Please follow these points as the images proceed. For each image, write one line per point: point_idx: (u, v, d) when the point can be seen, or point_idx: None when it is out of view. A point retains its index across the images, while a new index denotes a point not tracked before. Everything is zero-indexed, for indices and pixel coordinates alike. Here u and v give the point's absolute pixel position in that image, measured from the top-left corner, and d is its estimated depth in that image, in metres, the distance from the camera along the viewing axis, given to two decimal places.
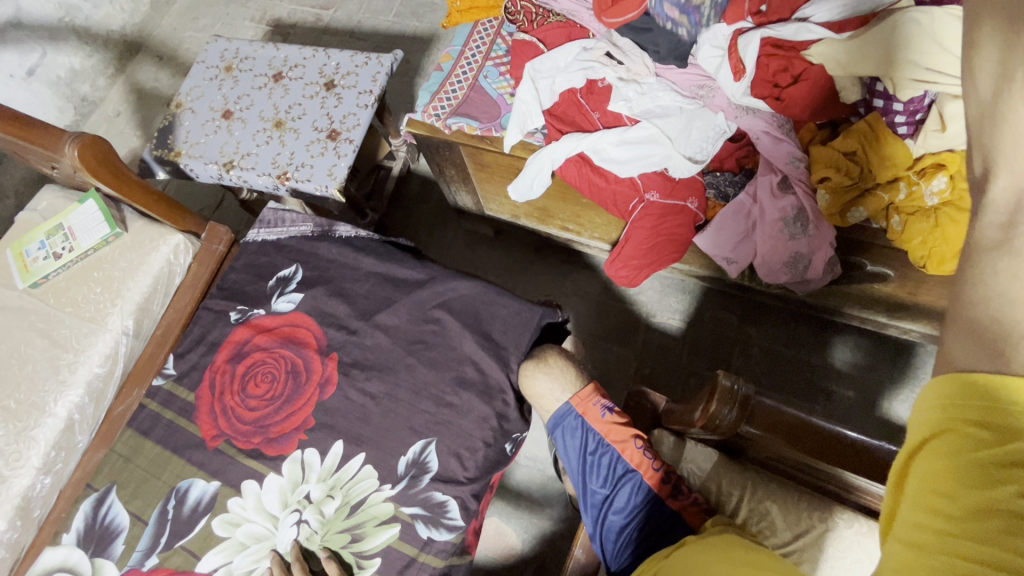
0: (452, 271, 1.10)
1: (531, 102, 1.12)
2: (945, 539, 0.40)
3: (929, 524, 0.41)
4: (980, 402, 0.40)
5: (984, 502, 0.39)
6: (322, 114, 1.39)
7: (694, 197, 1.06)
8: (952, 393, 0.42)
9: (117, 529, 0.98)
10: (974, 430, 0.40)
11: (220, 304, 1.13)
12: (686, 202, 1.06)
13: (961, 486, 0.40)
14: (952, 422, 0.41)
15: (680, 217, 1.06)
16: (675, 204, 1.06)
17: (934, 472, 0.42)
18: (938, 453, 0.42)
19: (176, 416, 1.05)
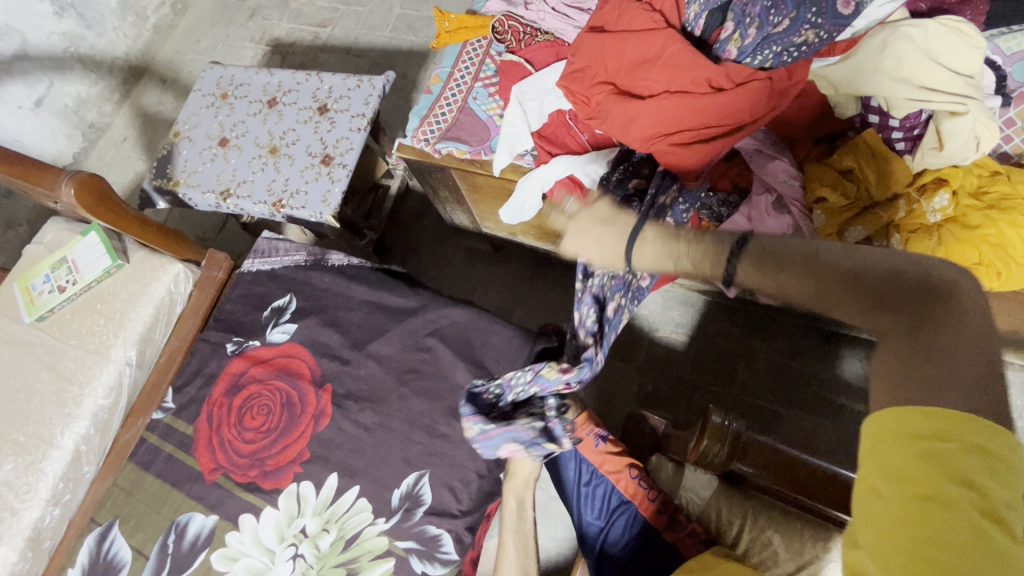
0: (445, 298, 1.10)
1: (518, 125, 1.12)
2: (910, 533, 0.43)
3: (893, 508, 0.44)
4: (940, 420, 0.45)
5: (940, 499, 0.43)
6: (316, 139, 1.39)
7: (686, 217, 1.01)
8: (933, 414, 0.46)
9: (120, 563, 1.00)
10: (938, 444, 0.45)
11: (217, 335, 1.14)
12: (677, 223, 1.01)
13: (928, 485, 0.43)
14: (929, 432, 0.45)
15: None
16: None
17: (905, 473, 0.45)
18: (896, 440, 0.47)
19: (175, 449, 1.06)
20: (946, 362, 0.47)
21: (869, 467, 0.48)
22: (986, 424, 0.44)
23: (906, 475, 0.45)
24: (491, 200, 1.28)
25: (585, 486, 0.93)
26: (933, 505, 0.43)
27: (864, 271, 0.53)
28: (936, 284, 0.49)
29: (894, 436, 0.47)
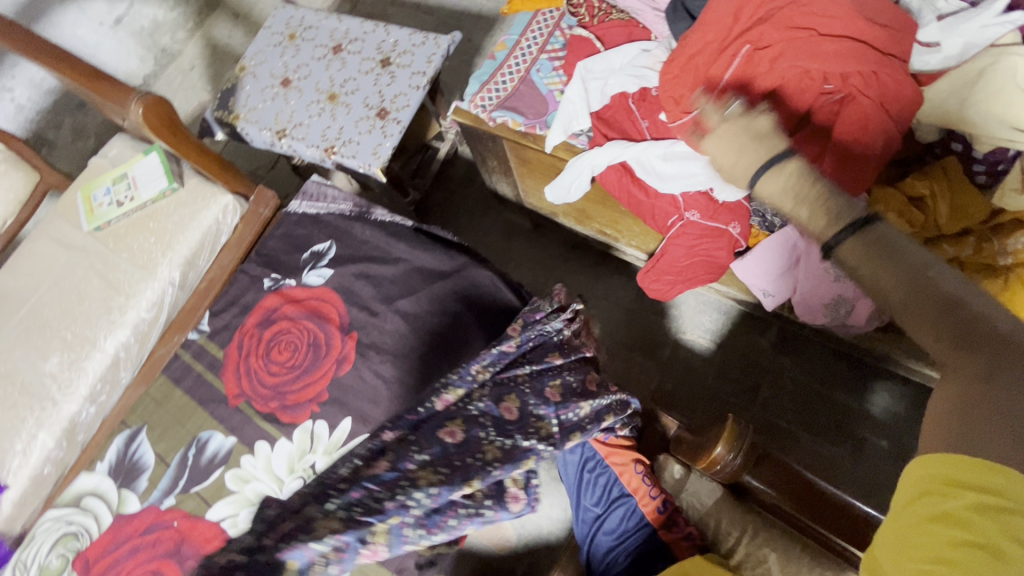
0: (478, 267, 1.10)
1: (578, 102, 1.08)
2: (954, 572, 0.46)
3: (931, 545, 0.48)
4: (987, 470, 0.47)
5: (972, 542, 0.46)
6: (375, 93, 1.40)
7: (737, 222, 1.00)
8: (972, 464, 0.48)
9: (144, 466, 1.07)
10: (979, 492, 0.47)
11: (256, 269, 1.18)
12: (728, 226, 1.00)
13: (981, 535, 0.46)
14: (983, 484, 0.47)
15: (719, 241, 1.02)
16: (716, 227, 1.01)
17: (945, 518, 0.48)
18: (937, 484, 0.50)
19: (206, 370, 1.12)
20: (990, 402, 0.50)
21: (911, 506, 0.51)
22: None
23: (953, 519, 0.48)
24: (538, 176, 1.26)
25: (587, 473, 0.93)
26: (980, 551, 0.46)
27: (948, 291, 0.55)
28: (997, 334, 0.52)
29: (938, 480, 0.50)
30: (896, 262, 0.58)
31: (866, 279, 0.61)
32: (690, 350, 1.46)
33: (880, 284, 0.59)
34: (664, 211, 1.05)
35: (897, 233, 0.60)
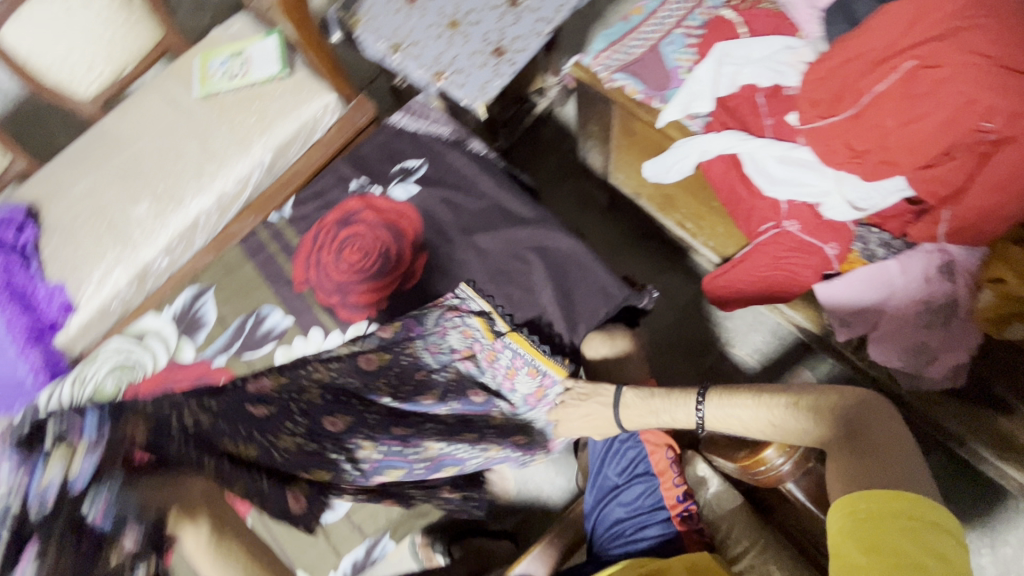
0: (559, 222, 1.09)
1: (705, 84, 1.05)
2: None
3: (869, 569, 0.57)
4: (900, 504, 0.59)
5: (900, 557, 0.56)
6: (495, 31, 1.38)
7: (836, 243, 0.97)
8: (889, 497, 0.60)
9: (203, 323, 1.13)
10: (898, 518, 0.58)
11: (346, 170, 1.21)
12: (825, 244, 0.98)
13: (902, 553, 0.56)
14: (894, 510, 0.59)
15: (809, 259, 0.99)
16: (812, 243, 0.99)
17: (874, 536, 0.58)
18: (861, 518, 0.60)
19: (279, 251, 1.17)
20: (887, 462, 0.64)
21: (847, 546, 0.60)
22: (930, 503, 0.59)
23: (889, 545, 0.57)
24: (637, 149, 1.24)
25: (618, 443, 0.95)
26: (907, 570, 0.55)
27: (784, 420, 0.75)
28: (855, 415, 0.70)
29: (862, 516, 0.60)
30: (739, 419, 0.79)
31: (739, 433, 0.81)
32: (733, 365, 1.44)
33: (747, 428, 0.79)
34: (760, 216, 1.02)
35: (721, 390, 0.82)
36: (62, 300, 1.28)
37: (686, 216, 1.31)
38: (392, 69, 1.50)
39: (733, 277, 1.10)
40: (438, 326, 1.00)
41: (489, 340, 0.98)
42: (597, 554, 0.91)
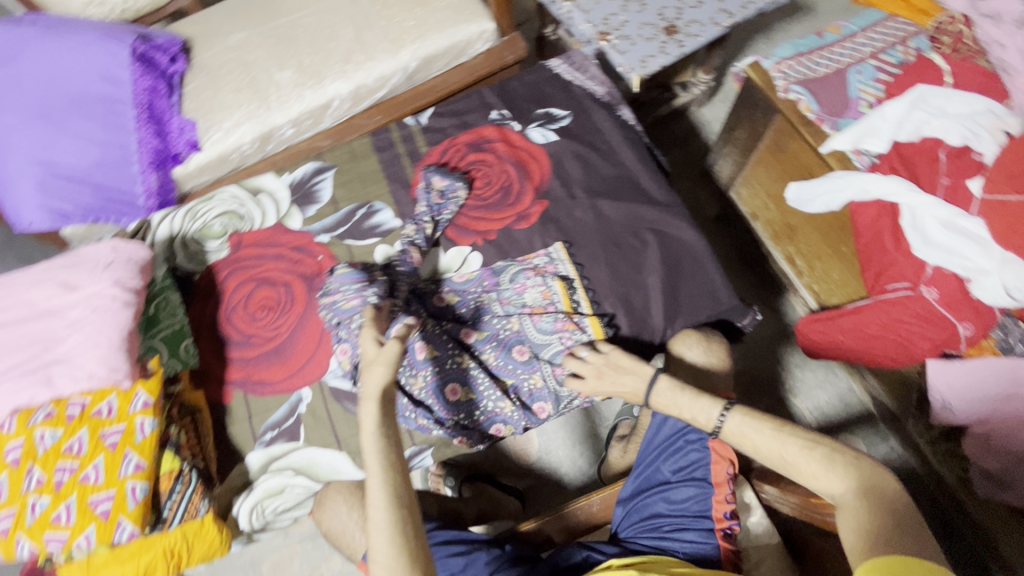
0: (686, 214, 1.07)
1: (889, 123, 1.01)
2: None
3: None
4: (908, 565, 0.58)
5: None
6: (673, 7, 1.33)
7: (972, 324, 0.93)
8: (899, 559, 0.59)
9: (316, 199, 1.16)
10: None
11: (492, 98, 1.21)
12: (959, 322, 0.94)
13: None
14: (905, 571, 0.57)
15: (936, 332, 0.96)
16: (946, 317, 0.95)
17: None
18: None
19: (405, 154, 1.18)
20: (901, 532, 0.63)
21: None
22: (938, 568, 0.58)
23: None
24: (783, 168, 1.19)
25: (683, 442, 0.92)
26: None
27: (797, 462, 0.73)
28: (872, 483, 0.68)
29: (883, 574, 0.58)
30: (755, 439, 0.77)
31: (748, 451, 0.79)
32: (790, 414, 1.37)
33: (761, 451, 0.77)
34: (893, 274, 1.00)
35: (744, 409, 0.80)
36: (189, 137, 1.32)
37: (801, 251, 1.25)
38: (555, 16, 1.46)
39: (838, 328, 1.08)
40: (518, 282, 1.02)
41: (567, 313, 0.99)
42: (625, 541, 0.91)
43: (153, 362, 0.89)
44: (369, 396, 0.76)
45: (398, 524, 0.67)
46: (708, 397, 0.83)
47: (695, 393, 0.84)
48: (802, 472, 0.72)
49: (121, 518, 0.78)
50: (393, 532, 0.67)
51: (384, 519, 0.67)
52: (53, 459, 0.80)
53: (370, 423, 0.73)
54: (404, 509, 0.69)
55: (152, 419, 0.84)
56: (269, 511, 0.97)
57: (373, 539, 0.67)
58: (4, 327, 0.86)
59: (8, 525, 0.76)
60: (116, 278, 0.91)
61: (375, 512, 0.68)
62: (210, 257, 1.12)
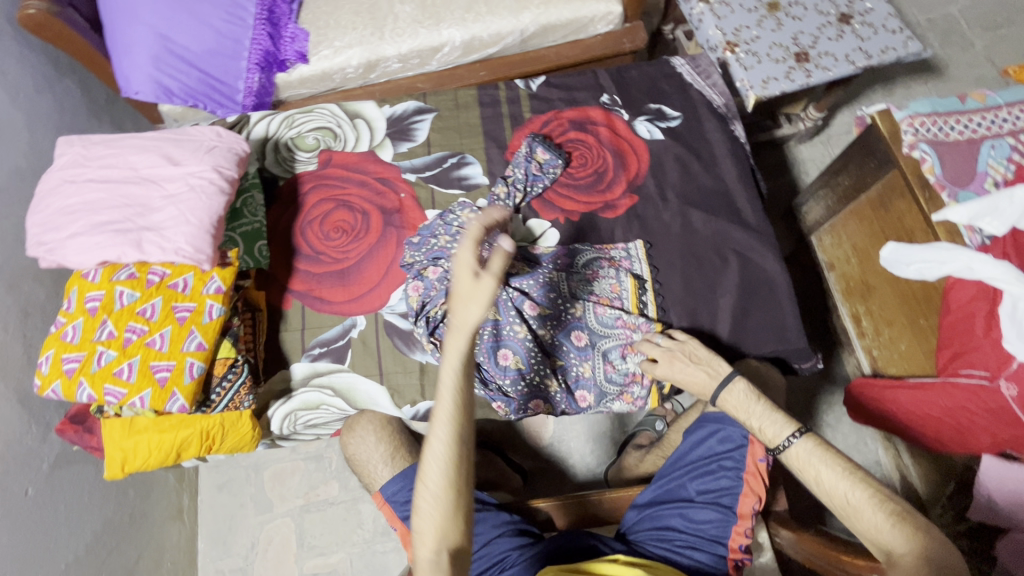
0: (774, 245, 1.04)
1: (1017, 205, 0.91)
2: None
3: None
4: None
5: None
6: (810, 34, 1.25)
7: None
8: None
9: (411, 137, 1.16)
10: None
11: (606, 82, 1.20)
12: None
13: None
14: None
15: (1000, 430, 0.92)
16: (1016, 419, 0.90)
17: None
18: None
19: (507, 116, 1.18)
20: None
21: None
22: None
23: None
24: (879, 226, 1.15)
25: (715, 465, 0.91)
26: None
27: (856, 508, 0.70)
28: (939, 559, 0.63)
29: None
30: (819, 475, 0.73)
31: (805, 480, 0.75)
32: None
33: (820, 485, 0.73)
34: (970, 360, 0.96)
35: (819, 441, 0.75)
36: (299, 47, 1.33)
37: (871, 312, 1.23)
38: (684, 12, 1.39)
39: (892, 398, 1.07)
40: (592, 268, 1.03)
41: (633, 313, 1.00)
42: (629, 537, 0.93)
43: (233, 252, 0.91)
44: (460, 330, 0.63)
45: (453, 459, 0.65)
46: (781, 417, 0.80)
47: (767, 408, 0.82)
48: (857, 522, 0.69)
49: (175, 389, 0.82)
50: (445, 466, 0.64)
51: (443, 454, 0.65)
52: (125, 318, 0.83)
53: (455, 355, 0.64)
54: (463, 447, 0.66)
55: (221, 305, 0.87)
56: (300, 422, 1.01)
57: (428, 465, 0.65)
58: (105, 184, 0.88)
59: (74, 368, 0.80)
60: (216, 164, 0.93)
61: (435, 445, 0.65)
62: (298, 167, 1.13)
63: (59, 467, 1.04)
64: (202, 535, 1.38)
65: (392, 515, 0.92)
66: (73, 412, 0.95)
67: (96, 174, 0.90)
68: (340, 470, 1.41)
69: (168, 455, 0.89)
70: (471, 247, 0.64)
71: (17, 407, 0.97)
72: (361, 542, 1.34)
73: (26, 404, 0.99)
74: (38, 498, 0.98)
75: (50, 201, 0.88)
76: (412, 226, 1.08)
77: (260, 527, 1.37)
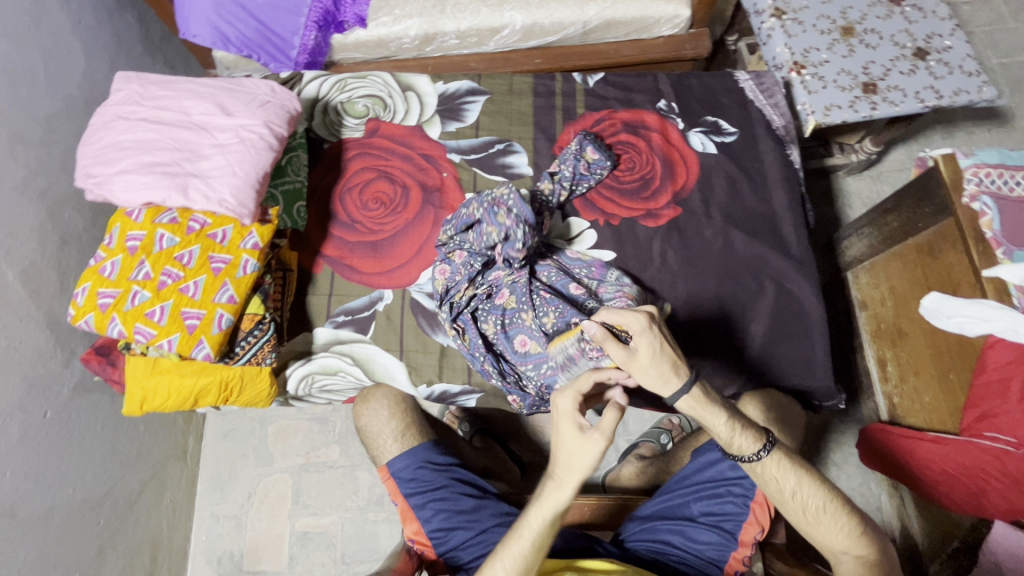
0: (814, 278, 1.02)
1: None
2: None
3: None
4: None
5: None
6: (881, 65, 1.15)
7: None
8: None
9: (460, 118, 1.15)
10: None
11: (666, 87, 1.17)
12: None
13: None
14: None
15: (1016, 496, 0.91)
16: None
17: None
18: None
19: (560, 109, 1.16)
20: None
21: None
22: None
23: None
24: (924, 273, 1.11)
25: (724, 490, 0.91)
26: None
27: (824, 517, 0.75)
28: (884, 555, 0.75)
29: None
30: (795, 486, 0.76)
31: (772, 490, 0.77)
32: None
33: (792, 497, 0.76)
34: (998, 424, 0.94)
35: (790, 453, 0.77)
36: (359, 11, 1.31)
37: (898, 359, 1.19)
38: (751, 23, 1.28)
39: (910, 451, 1.05)
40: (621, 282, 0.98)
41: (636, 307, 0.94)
42: (624, 543, 0.93)
43: (274, 211, 0.91)
44: (556, 480, 0.71)
45: None
46: (756, 428, 0.75)
47: (741, 417, 0.75)
48: (823, 529, 0.75)
49: (203, 338, 0.83)
50: None
51: None
52: (163, 261, 0.84)
53: (548, 508, 0.71)
54: (538, 554, 0.72)
55: (256, 261, 0.87)
56: (317, 385, 1.02)
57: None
58: (157, 124, 0.89)
59: (108, 303, 0.81)
60: (267, 119, 0.92)
61: (496, 570, 0.72)
62: (345, 133, 1.13)
63: (77, 393, 1.06)
64: (202, 478, 1.41)
65: (396, 490, 0.95)
66: (99, 344, 0.97)
67: (150, 114, 0.90)
68: (343, 435, 1.42)
69: (187, 400, 0.90)
70: (573, 401, 0.69)
71: (46, 331, 0.99)
72: (354, 508, 1.36)
73: (54, 329, 1.01)
74: (55, 421, 1.01)
75: (103, 134, 0.89)
76: (450, 207, 1.07)
77: (258, 479, 1.39)
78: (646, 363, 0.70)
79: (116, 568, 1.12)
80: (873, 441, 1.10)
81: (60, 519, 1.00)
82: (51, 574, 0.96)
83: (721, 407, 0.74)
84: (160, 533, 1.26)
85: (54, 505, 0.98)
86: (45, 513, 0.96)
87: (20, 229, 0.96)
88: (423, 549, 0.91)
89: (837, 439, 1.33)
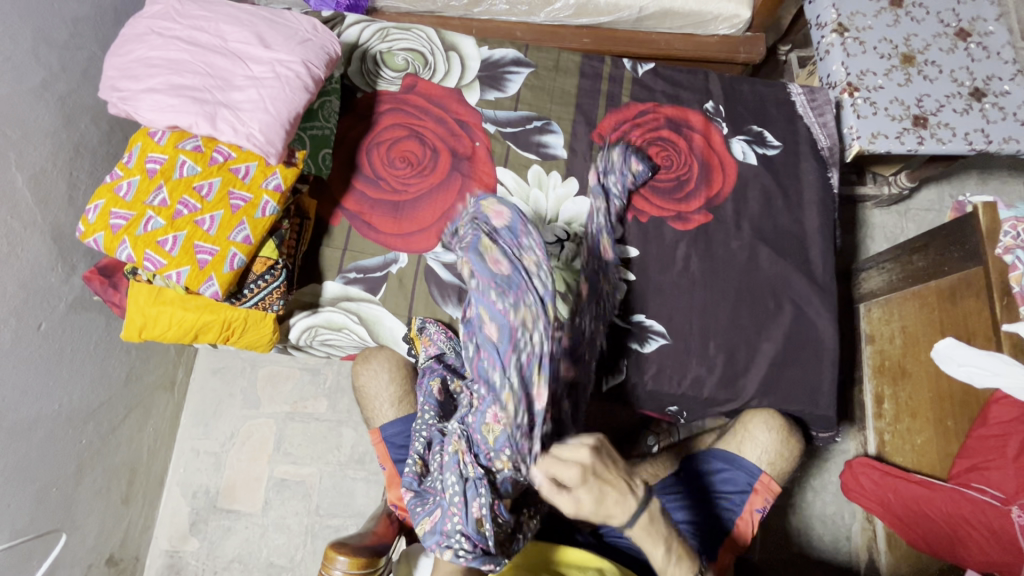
0: (833, 304, 1.01)
1: None
2: None
3: None
4: None
5: None
6: (936, 100, 1.10)
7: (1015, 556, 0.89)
8: None
9: (501, 87, 1.11)
10: None
11: (716, 89, 1.14)
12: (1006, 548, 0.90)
13: None
14: None
15: (975, 542, 0.93)
16: (990, 533, 0.91)
17: None
18: None
19: (604, 94, 1.12)
20: None
21: None
22: None
23: None
24: (939, 316, 1.09)
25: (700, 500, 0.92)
26: None
27: None
28: None
29: None
30: None
31: None
32: (775, 532, 1.28)
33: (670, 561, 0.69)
34: (988, 476, 0.94)
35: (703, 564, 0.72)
36: None
37: (896, 398, 1.19)
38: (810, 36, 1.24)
39: (894, 488, 1.06)
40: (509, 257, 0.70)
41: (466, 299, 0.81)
42: (602, 535, 0.92)
43: (300, 154, 0.88)
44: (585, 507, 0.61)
45: None
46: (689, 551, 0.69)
47: (681, 542, 0.68)
48: None
49: (213, 275, 0.80)
50: None
51: None
52: (181, 189, 0.82)
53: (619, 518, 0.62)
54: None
55: (275, 204, 0.84)
56: (319, 338, 1.01)
57: None
58: (191, 46, 0.85)
59: (120, 225, 0.79)
60: (306, 59, 0.88)
61: None
62: (380, 84, 1.09)
63: (74, 310, 1.04)
64: (185, 411, 1.40)
65: (385, 455, 0.93)
66: (103, 264, 0.94)
67: (185, 33, 0.86)
68: (332, 389, 1.41)
69: (186, 333, 0.88)
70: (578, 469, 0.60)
71: (50, 244, 0.96)
72: (334, 463, 1.36)
73: (59, 241, 0.98)
74: (49, 334, 0.99)
75: (134, 47, 0.85)
76: (480, 179, 1.04)
77: (243, 421, 1.39)
78: (589, 500, 0.60)
79: (93, 489, 1.12)
80: (845, 470, 1.14)
81: (44, 433, 0.98)
82: (30, 485, 0.96)
83: (662, 535, 0.66)
84: (139, 461, 1.25)
85: (39, 418, 0.97)
86: (30, 425, 0.95)
87: (35, 132, 0.92)
88: (403, 516, 0.90)
89: (822, 466, 1.32)
